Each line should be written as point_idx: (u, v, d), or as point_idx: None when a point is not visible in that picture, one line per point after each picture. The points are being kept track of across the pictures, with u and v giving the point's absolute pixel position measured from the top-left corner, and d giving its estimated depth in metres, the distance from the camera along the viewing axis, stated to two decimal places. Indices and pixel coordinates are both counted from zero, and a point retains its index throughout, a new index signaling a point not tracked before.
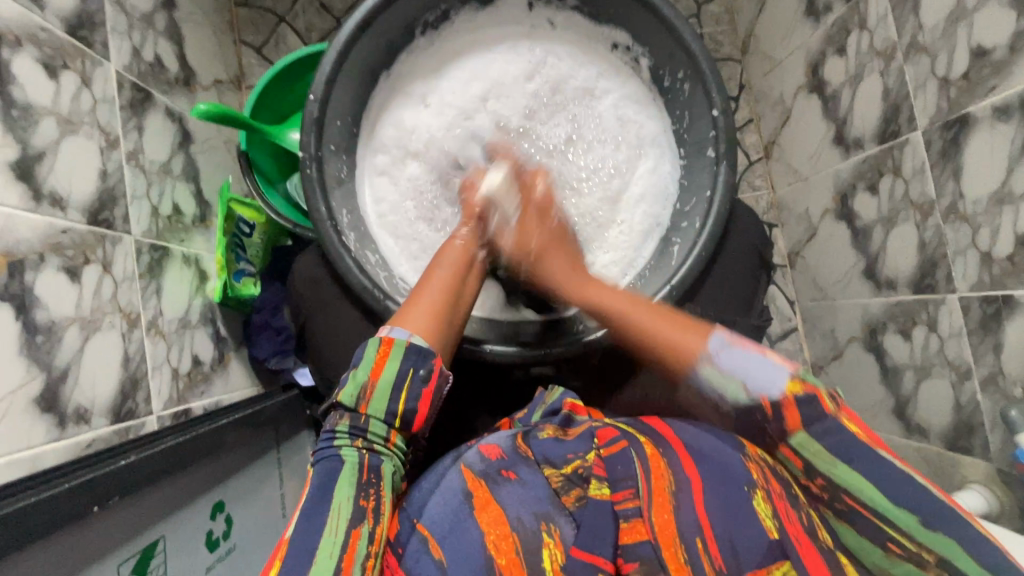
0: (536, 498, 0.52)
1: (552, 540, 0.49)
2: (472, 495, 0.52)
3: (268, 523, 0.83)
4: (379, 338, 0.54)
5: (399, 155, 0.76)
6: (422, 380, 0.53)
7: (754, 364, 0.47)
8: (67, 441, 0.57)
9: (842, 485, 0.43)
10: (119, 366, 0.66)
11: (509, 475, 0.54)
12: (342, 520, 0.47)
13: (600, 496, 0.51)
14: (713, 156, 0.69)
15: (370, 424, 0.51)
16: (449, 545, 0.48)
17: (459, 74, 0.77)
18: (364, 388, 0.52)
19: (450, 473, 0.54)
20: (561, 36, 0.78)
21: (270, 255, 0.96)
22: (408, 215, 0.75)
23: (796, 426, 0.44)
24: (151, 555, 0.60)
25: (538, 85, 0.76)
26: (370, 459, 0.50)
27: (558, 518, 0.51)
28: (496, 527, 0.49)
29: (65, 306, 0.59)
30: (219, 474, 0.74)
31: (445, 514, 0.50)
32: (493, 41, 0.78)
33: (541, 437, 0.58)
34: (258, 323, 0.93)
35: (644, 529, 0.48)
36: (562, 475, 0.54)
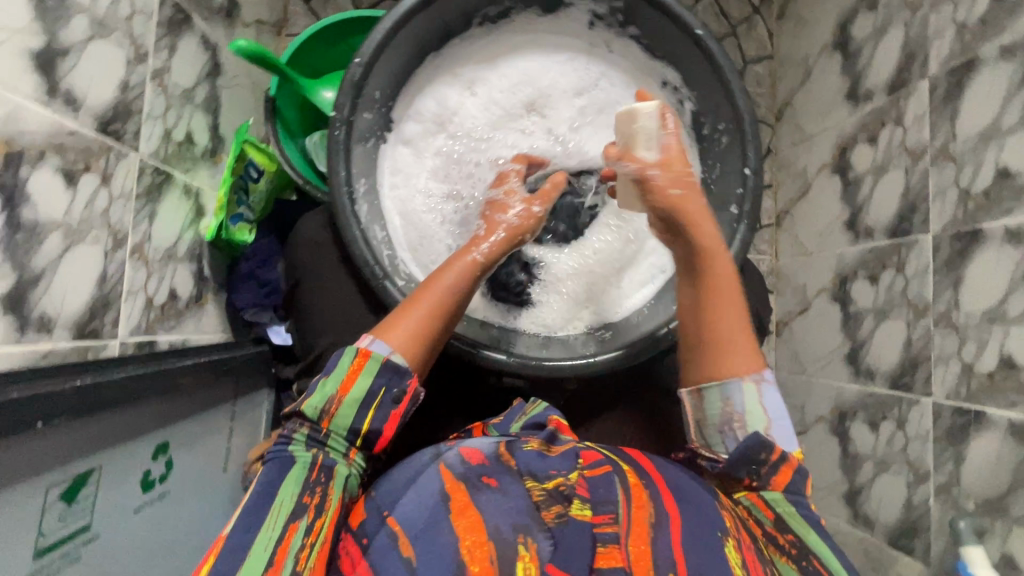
0: (516, 509, 0.48)
1: (527, 553, 0.45)
2: (450, 496, 0.49)
3: (208, 475, 0.81)
4: (354, 350, 0.53)
5: (434, 138, 0.75)
6: (391, 400, 0.53)
7: (780, 421, 0.55)
8: (24, 348, 0.53)
9: (808, 546, 0.50)
10: (94, 282, 0.63)
11: (489, 482, 0.51)
12: (276, 520, 0.46)
13: (581, 517, 0.48)
14: (736, 213, 0.69)
15: (331, 435, 0.51)
16: (421, 545, 0.46)
17: (512, 71, 0.76)
18: (330, 400, 0.52)
19: (427, 470, 0.53)
20: (618, 61, 0.77)
21: (271, 205, 0.95)
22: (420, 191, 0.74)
23: (779, 485, 0.53)
24: (81, 484, 0.57)
25: (584, 104, 0.77)
26: (323, 463, 0.50)
27: (536, 531, 0.47)
28: (472, 533, 0.46)
29: (53, 209, 0.57)
30: (168, 416, 0.71)
31: (419, 513, 0.48)
32: (550, 49, 0.77)
33: (525, 448, 0.56)
34: (244, 272, 0.92)
35: (620, 556, 0.45)
36: (544, 490, 0.51)
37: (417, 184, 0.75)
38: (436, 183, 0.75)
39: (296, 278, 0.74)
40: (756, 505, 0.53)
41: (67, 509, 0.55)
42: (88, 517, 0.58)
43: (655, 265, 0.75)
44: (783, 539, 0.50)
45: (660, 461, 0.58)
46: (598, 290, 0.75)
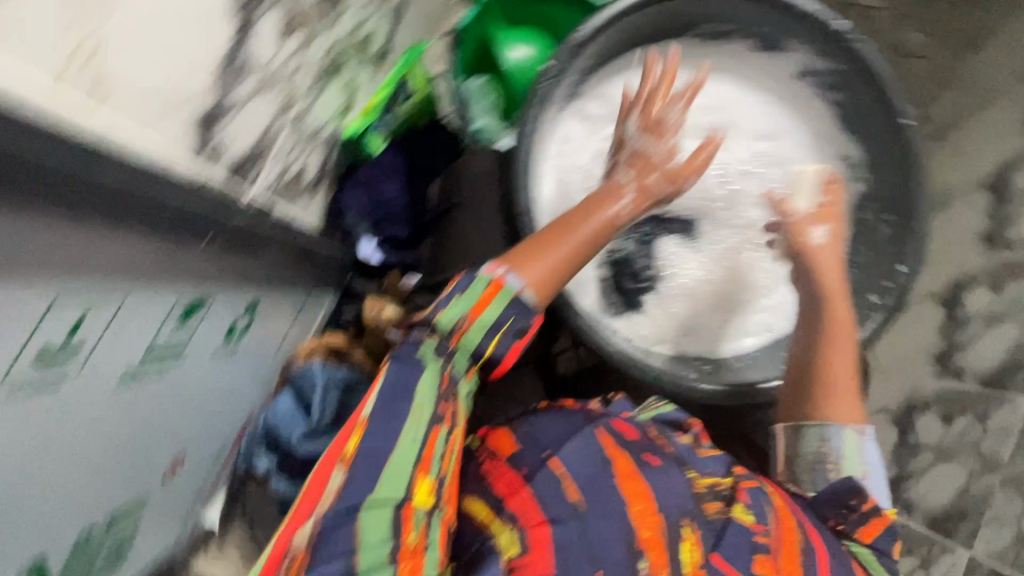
0: (680, 492, 0.49)
1: (691, 537, 0.46)
2: (613, 461, 0.49)
3: (265, 348, 0.84)
4: (488, 279, 0.48)
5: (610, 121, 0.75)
6: (514, 335, 0.49)
7: (874, 471, 0.56)
8: (193, 166, 0.53)
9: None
10: (258, 133, 0.65)
11: (651, 459, 0.51)
12: (422, 419, 0.44)
13: (744, 520, 0.48)
14: (875, 302, 0.68)
15: (459, 352, 0.48)
16: (591, 494, 0.46)
17: (708, 89, 0.75)
18: (463, 318, 0.47)
19: (586, 430, 0.52)
20: (812, 121, 0.74)
21: (407, 129, 0.95)
22: (578, 165, 0.74)
23: (865, 540, 0.53)
24: (194, 310, 0.59)
25: (763, 149, 0.74)
26: (450, 376, 0.47)
27: (698, 519, 0.48)
28: (642, 502, 0.47)
29: (261, 54, 0.59)
30: (257, 278, 0.73)
31: (584, 463, 0.48)
32: (751, 84, 0.75)
33: (680, 441, 0.56)
34: (361, 178, 0.91)
35: (771, 566, 0.46)
36: (704, 484, 0.51)
37: (578, 160, 0.74)
38: (596, 165, 0.74)
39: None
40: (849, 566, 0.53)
41: (181, 324, 0.57)
42: (189, 339, 0.59)
43: (763, 322, 0.71)
44: None
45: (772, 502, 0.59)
46: (705, 321, 0.70)
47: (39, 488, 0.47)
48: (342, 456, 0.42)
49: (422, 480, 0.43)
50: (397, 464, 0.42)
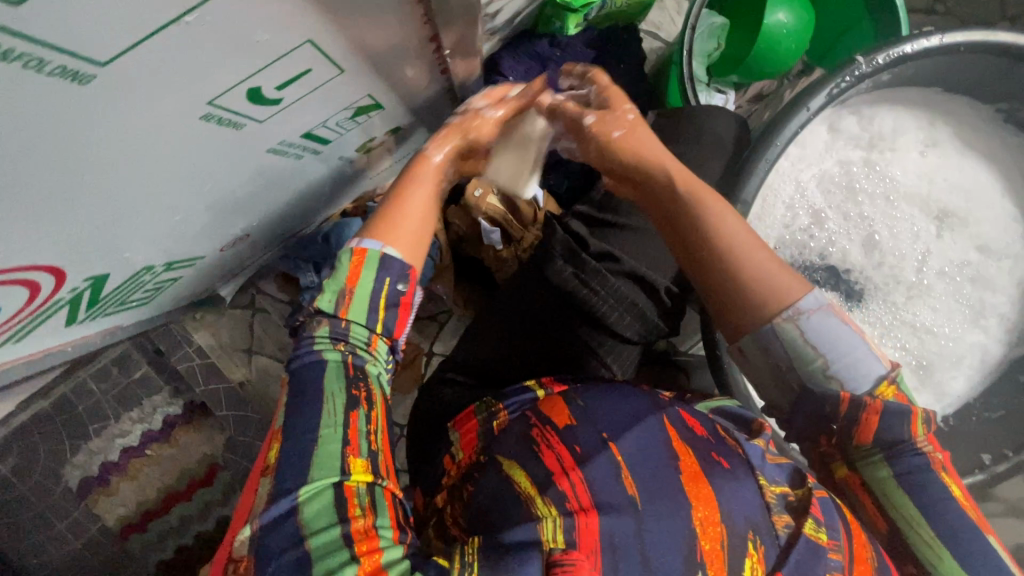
0: (746, 501, 0.40)
1: (755, 553, 0.37)
2: (679, 458, 0.41)
3: (362, 174, 0.74)
4: (349, 250, 0.42)
5: (854, 150, 0.61)
6: (399, 292, 0.43)
7: (845, 341, 0.40)
8: None
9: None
10: None
11: (720, 460, 0.41)
12: (336, 407, 0.38)
13: (817, 539, 0.38)
14: (981, 461, 0.64)
15: (351, 332, 0.41)
16: (647, 487, 0.39)
17: (965, 171, 0.62)
18: (342, 292, 0.42)
19: (650, 419, 0.43)
20: None
21: (604, 23, 0.83)
22: (798, 174, 0.60)
23: (863, 437, 0.41)
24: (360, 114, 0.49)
25: (974, 262, 0.62)
26: (354, 361, 0.41)
27: (764, 532, 0.39)
28: (704, 508, 0.38)
29: None
30: (411, 111, 0.60)
31: (647, 462, 0.40)
32: (1011, 190, 0.62)
33: (752, 441, 0.45)
34: (537, 52, 0.79)
35: None
36: (775, 493, 0.41)
37: (801, 172, 0.60)
38: (816, 187, 0.61)
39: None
40: (866, 506, 0.44)
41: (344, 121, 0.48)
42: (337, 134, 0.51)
43: None
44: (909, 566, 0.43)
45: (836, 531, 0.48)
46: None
47: (137, 216, 0.40)
48: (264, 467, 0.37)
49: (354, 460, 0.37)
50: (324, 453, 0.36)
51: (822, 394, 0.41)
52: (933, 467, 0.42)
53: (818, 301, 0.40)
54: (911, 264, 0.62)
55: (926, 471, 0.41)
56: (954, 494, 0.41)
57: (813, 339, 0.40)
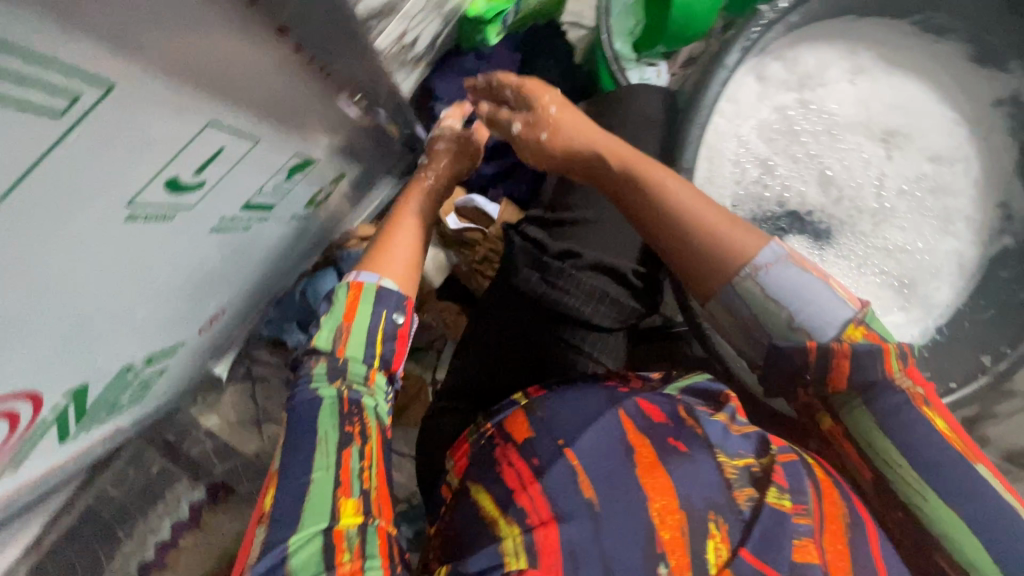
0: (705, 481, 0.39)
1: (718, 533, 0.36)
2: (635, 451, 0.41)
3: (323, 225, 0.75)
4: (344, 285, 0.46)
5: (786, 93, 0.62)
6: (396, 326, 0.46)
7: (808, 289, 0.39)
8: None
9: (937, 533, 0.39)
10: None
11: (677, 446, 0.42)
12: (329, 447, 0.40)
13: (779, 505, 0.37)
14: (983, 363, 0.62)
15: (349, 364, 0.44)
16: (605, 489, 0.39)
17: (898, 89, 0.63)
18: (339, 330, 0.45)
19: (605, 416, 0.44)
20: (991, 156, 0.63)
21: (524, 26, 0.84)
22: (737, 130, 0.61)
23: (839, 385, 0.39)
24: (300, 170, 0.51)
25: (928, 173, 0.63)
26: (351, 397, 0.43)
27: (725, 510, 0.37)
28: (659, 495, 0.38)
29: None
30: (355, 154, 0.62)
31: (603, 461, 0.41)
32: (946, 96, 0.63)
33: (712, 417, 0.45)
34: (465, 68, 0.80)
35: (815, 552, 0.35)
36: (736, 468, 0.41)
37: (740, 127, 0.61)
38: (758, 138, 0.62)
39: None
40: (850, 452, 0.42)
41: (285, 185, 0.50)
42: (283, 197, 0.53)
43: None
44: (900, 520, 0.42)
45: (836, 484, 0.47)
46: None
47: (103, 321, 0.41)
48: (260, 514, 0.39)
49: (346, 501, 0.38)
50: (318, 495, 0.38)
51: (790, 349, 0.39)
52: (914, 403, 0.40)
53: (773, 253, 0.39)
54: (869, 191, 0.63)
55: (908, 409, 0.39)
56: (941, 429, 0.39)
57: (776, 293, 0.39)
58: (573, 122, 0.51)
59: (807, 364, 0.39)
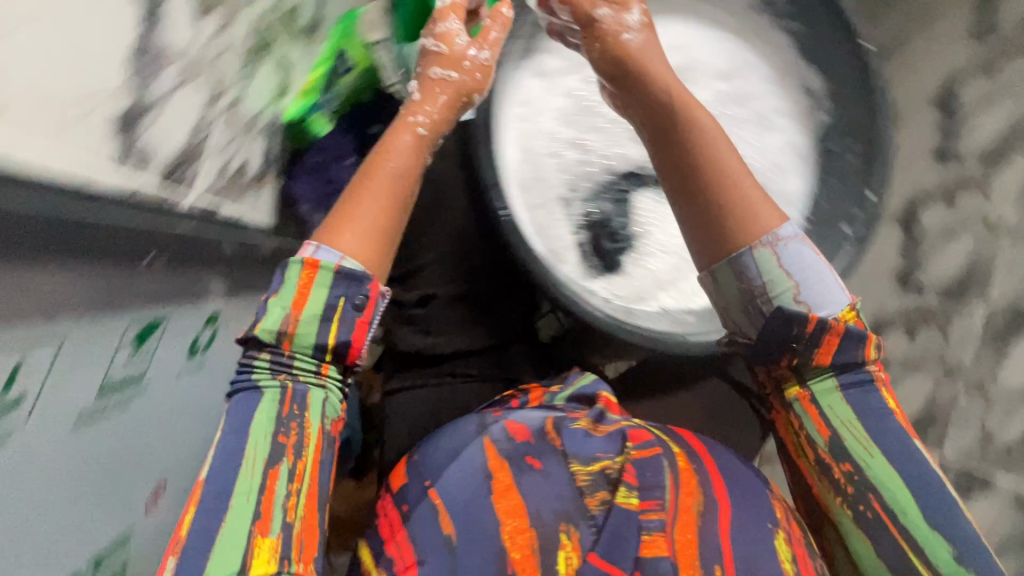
0: (557, 494, 0.50)
1: (569, 543, 0.48)
2: (492, 476, 0.51)
3: (234, 359, 0.79)
4: (296, 262, 0.46)
5: (569, 76, 0.68)
6: (354, 310, 0.47)
7: (818, 277, 0.47)
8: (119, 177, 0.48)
9: (871, 482, 0.47)
10: (187, 134, 0.59)
11: (533, 463, 0.52)
12: (256, 469, 0.45)
13: (626, 505, 0.50)
14: (847, 233, 0.63)
15: (296, 357, 0.46)
16: (462, 523, 0.49)
17: (665, 29, 0.68)
18: (285, 318, 0.46)
19: (472, 445, 0.54)
20: (769, 52, 0.70)
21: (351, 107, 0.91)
22: (540, 126, 0.67)
23: (823, 360, 0.47)
24: (148, 335, 0.56)
25: (725, 89, 0.69)
26: (296, 390, 0.46)
27: (579, 521, 0.49)
28: (513, 518, 0.49)
29: (177, 41, 0.52)
30: (199, 287, 0.67)
31: (462, 491, 0.51)
32: (709, 19, 0.70)
33: (573, 427, 0.56)
34: (310, 165, 0.89)
35: (665, 545, 0.48)
36: (589, 474, 0.52)
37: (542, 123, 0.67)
38: (562, 126, 0.68)
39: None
40: (811, 416, 0.49)
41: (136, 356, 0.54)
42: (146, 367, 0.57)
43: None
44: (839, 471, 0.48)
45: (711, 442, 0.60)
46: (683, 274, 0.68)
47: (36, 550, 0.44)
48: (175, 540, 0.44)
49: (263, 540, 0.43)
50: (232, 532, 0.43)
51: (791, 313, 0.46)
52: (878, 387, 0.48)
53: (794, 230, 0.46)
54: None
55: (873, 390, 0.48)
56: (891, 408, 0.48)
57: (790, 266, 0.47)
58: (656, 61, 0.52)
59: (802, 335, 0.46)
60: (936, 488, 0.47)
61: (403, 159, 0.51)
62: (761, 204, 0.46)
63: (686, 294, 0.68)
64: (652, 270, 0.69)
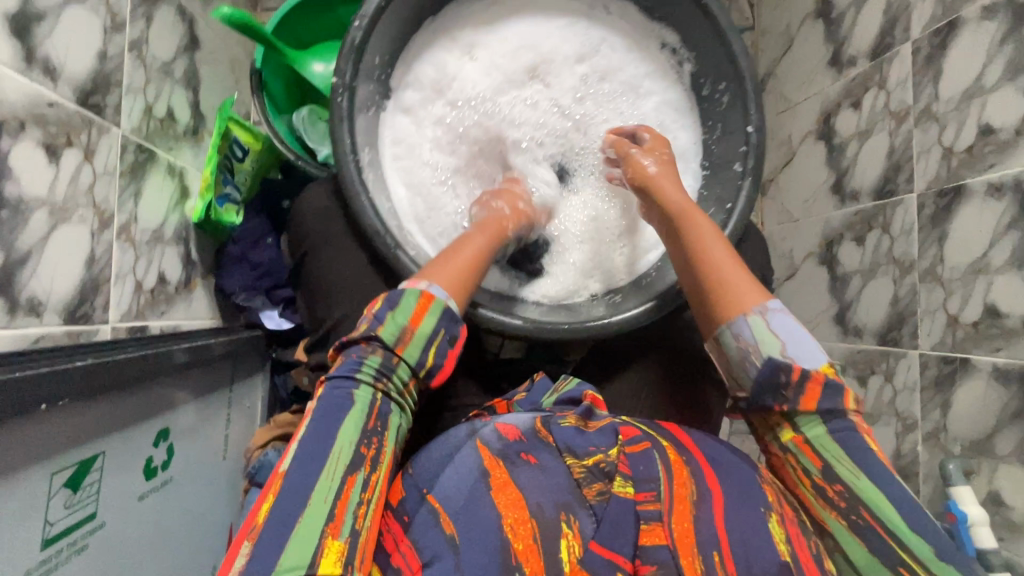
0: (557, 487, 0.51)
1: (570, 531, 0.48)
2: (489, 473, 0.50)
3: (207, 463, 0.79)
4: (419, 291, 0.54)
5: (434, 105, 0.71)
6: (448, 345, 0.55)
7: (800, 337, 0.52)
8: (15, 331, 0.51)
9: (860, 496, 0.48)
10: (82, 266, 0.60)
11: (528, 458, 0.52)
12: (337, 471, 0.46)
13: (624, 494, 0.50)
14: (739, 171, 0.64)
15: (401, 367, 0.52)
16: (462, 523, 0.48)
17: (511, 35, 0.72)
18: (403, 331, 0.52)
19: (465, 448, 0.53)
20: (616, 24, 0.73)
21: (257, 186, 0.93)
22: (421, 158, 0.71)
23: (808, 407, 0.50)
24: (86, 471, 0.55)
25: (586, 72, 0.72)
26: (382, 407, 0.50)
27: (578, 510, 0.50)
28: (514, 510, 0.48)
29: (36, 186, 0.53)
30: (167, 402, 0.70)
31: (459, 490, 0.50)
32: (551, 11, 0.73)
33: (563, 424, 0.56)
34: (234, 255, 0.90)
35: (663, 534, 0.49)
36: (585, 467, 0.53)
37: (422, 156, 0.71)
38: (442, 155, 0.71)
39: (303, 248, 0.72)
40: (804, 452, 0.50)
41: (74, 496, 0.53)
42: (94, 503, 0.56)
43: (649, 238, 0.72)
44: (830, 490, 0.49)
45: (700, 435, 0.57)
46: (605, 256, 0.72)
47: None
48: (249, 529, 0.44)
49: (332, 540, 0.44)
50: (307, 526, 0.44)
51: (778, 363, 0.51)
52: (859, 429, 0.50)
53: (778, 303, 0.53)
54: (556, 118, 0.72)
55: (852, 430, 0.49)
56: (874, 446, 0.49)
57: (777, 327, 0.52)
58: (671, 189, 0.62)
59: (789, 380, 0.50)
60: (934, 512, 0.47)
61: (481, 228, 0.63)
62: (733, 272, 0.55)
63: (613, 273, 0.71)
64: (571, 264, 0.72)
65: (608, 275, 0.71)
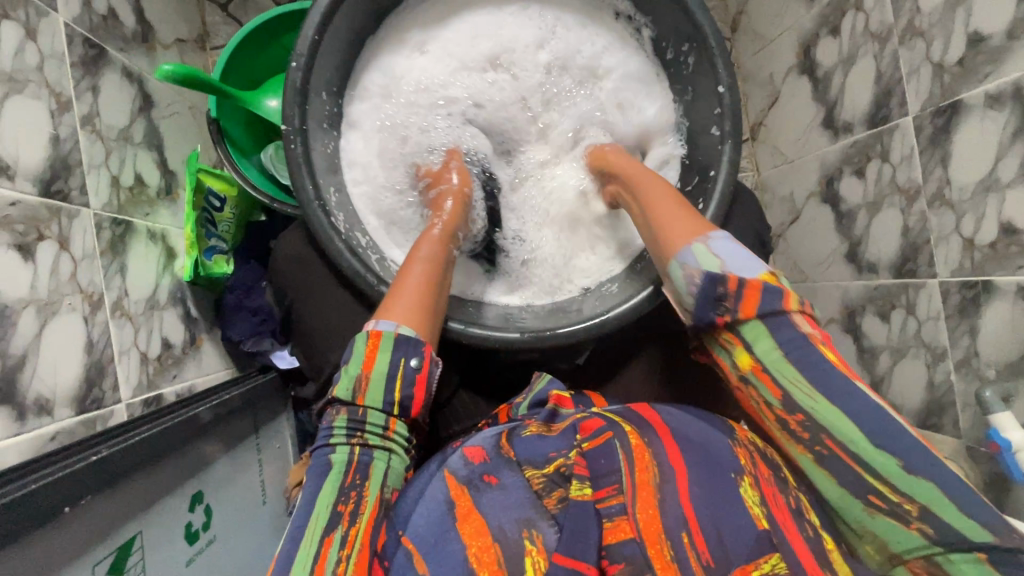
0: (516, 504, 0.52)
1: (534, 547, 0.49)
2: (455, 504, 0.52)
3: (249, 511, 0.80)
4: (366, 333, 0.56)
5: (381, 112, 0.73)
6: (413, 370, 0.56)
7: (739, 255, 0.52)
8: (27, 436, 0.52)
9: (821, 423, 0.47)
10: (82, 352, 0.61)
11: (491, 480, 0.54)
12: (314, 535, 0.49)
13: (580, 497, 0.50)
14: (719, 134, 0.66)
15: (367, 415, 0.55)
16: (434, 559, 0.48)
17: (463, 28, 0.74)
18: (358, 380, 0.56)
19: (433, 481, 0.55)
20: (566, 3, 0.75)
21: (242, 232, 0.93)
22: (377, 181, 0.72)
23: (750, 315, 0.50)
24: (128, 552, 0.56)
25: (548, 59, 0.75)
26: (360, 458, 0.53)
27: (540, 523, 0.51)
28: (477, 538, 0.49)
29: (14, 287, 0.53)
30: (197, 465, 0.70)
31: (428, 528, 0.51)
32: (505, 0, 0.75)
33: (524, 435, 0.58)
34: (231, 304, 0.88)
35: (629, 527, 0.48)
36: (543, 476, 0.54)
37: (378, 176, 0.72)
38: (393, 173, 0.73)
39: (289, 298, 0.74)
40: (762, 382, 0.50)
41: None
42: None
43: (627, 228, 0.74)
44: (794, 422, 0.49)
45: (666, 408, 0.59)
46: (579, 250, 0.75)
47: None
48: None
49: None
50: None
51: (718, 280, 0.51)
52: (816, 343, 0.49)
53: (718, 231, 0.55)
54: (518, 106, 0.76)
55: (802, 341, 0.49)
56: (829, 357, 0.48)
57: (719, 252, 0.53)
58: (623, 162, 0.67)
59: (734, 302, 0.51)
60: (898, 428, 0.46)
61: (430, 251, 0.64)
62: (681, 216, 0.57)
63: (592, 265, 0.74)
64: (547, 268, 0.75)
65: (588, 270, 0.74)
